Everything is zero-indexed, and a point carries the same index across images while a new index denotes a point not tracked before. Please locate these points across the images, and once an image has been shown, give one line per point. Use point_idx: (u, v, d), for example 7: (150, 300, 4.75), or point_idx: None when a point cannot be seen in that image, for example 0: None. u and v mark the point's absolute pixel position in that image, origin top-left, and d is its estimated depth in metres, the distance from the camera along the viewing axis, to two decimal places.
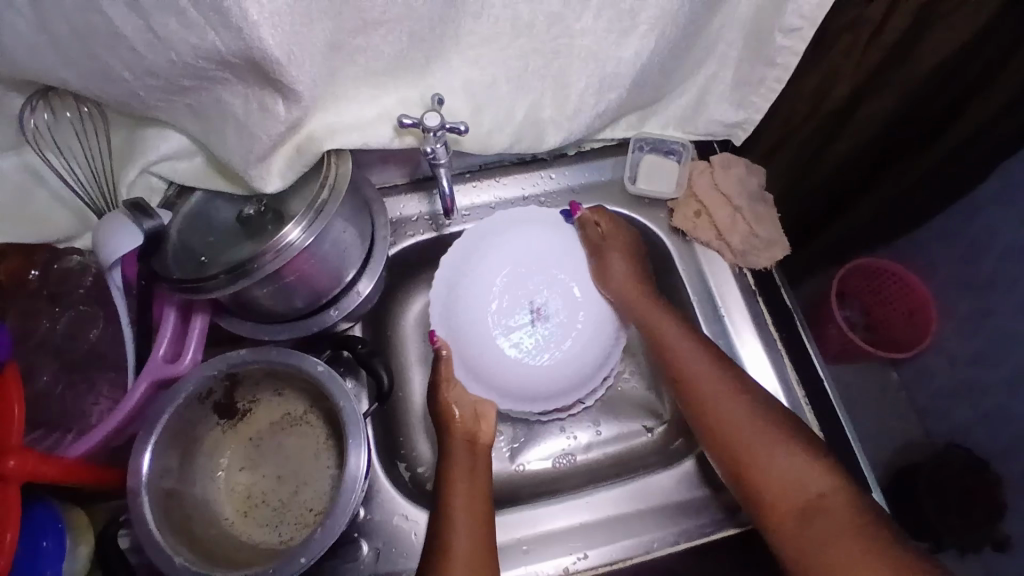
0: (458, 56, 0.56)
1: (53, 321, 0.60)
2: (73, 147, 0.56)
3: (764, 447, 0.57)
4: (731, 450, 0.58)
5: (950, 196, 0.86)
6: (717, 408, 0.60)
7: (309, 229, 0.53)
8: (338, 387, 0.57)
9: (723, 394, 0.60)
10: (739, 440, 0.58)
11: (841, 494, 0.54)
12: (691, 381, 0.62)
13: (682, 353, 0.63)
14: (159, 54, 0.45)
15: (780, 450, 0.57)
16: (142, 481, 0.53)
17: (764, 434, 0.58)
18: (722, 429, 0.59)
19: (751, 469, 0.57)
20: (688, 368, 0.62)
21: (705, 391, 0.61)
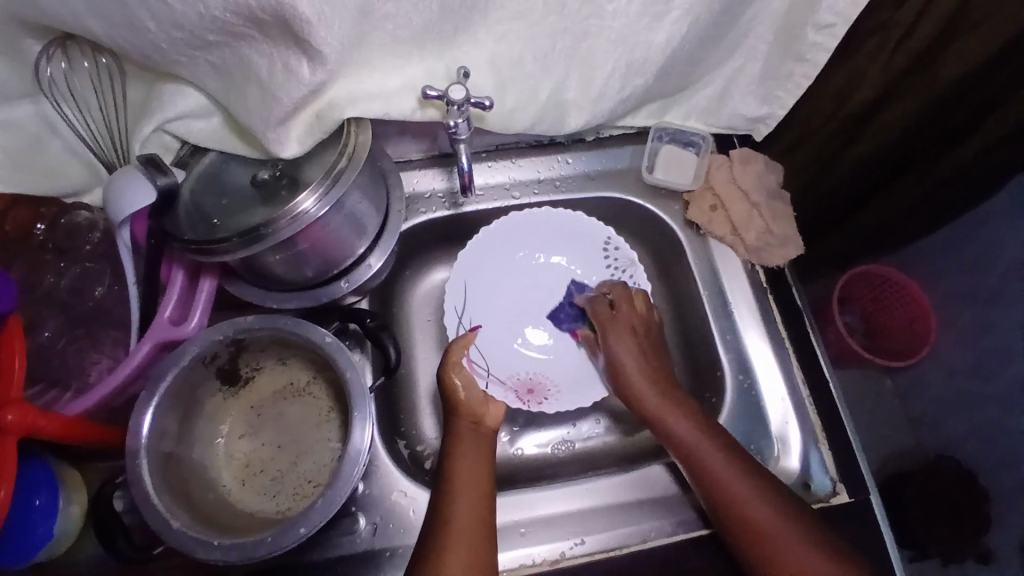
0: (486, 31, 0.55)
1: (58, 275, 0.60)
2: (89, 100, 0.55)
3: (778, 534, 0.55)
4: (750, 534, 0.55)
5: (957, 208, 0.85)
6: (726, 482, 0.57)
7: (325, 198, 0.52)
8: (345, 360, 0.56)
9: (728, 466, 0.58)
10: (755, 523, 0.55)
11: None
12: (703, 467, 0.58)
13: (691, 440, 0.59)
14: (186, 5, 0.44)
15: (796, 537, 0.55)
16: (141, 443, 0.53)
17: (780, 521, 0.55)
18: (739, 514, 0.56)
19: (769, 556, 0.55)
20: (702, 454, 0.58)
21: (713, 466, 0.58)
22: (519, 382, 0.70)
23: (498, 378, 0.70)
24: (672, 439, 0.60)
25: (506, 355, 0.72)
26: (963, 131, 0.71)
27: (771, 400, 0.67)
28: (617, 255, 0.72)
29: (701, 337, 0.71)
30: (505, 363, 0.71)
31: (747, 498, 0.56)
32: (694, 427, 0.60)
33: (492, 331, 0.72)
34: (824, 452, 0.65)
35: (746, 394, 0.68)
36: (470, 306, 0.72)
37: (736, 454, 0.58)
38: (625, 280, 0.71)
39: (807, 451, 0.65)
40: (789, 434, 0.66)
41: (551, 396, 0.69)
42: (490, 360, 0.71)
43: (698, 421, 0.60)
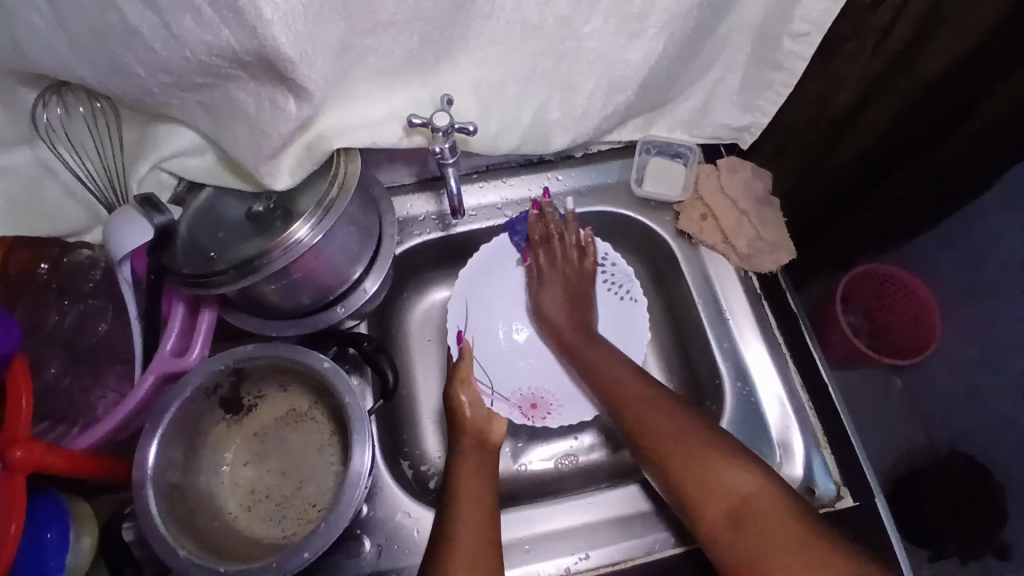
0: (468, 57, 0.56)
1: (61, 314, 0.61)
2: (85, 143, 0.57)
3: (709, 457, 0.55)
4: (682, 463, 0.56)
5: (955, 204, 0.85)
6: (660, 417, 0.59)
7: (317, 226, 0.53)
8: (343, 383, 0.57)
9: (663, 405, 0.60)
10: (687, 450, 0.56)
11: (777, 499, 0.52)
12: (636, 408, 0.61)
13: (630, 384, 0.63)
14: (173, 51, 0.45)
15: (727, 458, 0.55)
16: (147, 474, 0.54)
17: (707, 446, 0.56)
18: (665, 445, 0.58)
19: (699, 479, 0.55)
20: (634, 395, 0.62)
21: (647, 405, 0.61)
22: (522, 397, 0.71)
23: (501, 394, 0.71)
24: (607, 386, 0.64)
25: (513, 370, 0.73)
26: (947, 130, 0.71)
27: (771, 406, 0.67)
28: (615, 271, 0.73)
29: (698, 346, 0.72)
30: (508, 379, 0.72)
31: (677, 431, 0.58)
32: (629, 371, 0.64)
33: (495, 344, 0.74)
34: (826, 457, 0.65)
35: (746, 402, 0.67)
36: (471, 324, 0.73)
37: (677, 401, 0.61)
38: (622, 294, 0.73)
39: (809, 456, 0.65)
40: (791, 440, 0.66)
41: (554, 411, 0.70)
42: (493, 376, 0.72)
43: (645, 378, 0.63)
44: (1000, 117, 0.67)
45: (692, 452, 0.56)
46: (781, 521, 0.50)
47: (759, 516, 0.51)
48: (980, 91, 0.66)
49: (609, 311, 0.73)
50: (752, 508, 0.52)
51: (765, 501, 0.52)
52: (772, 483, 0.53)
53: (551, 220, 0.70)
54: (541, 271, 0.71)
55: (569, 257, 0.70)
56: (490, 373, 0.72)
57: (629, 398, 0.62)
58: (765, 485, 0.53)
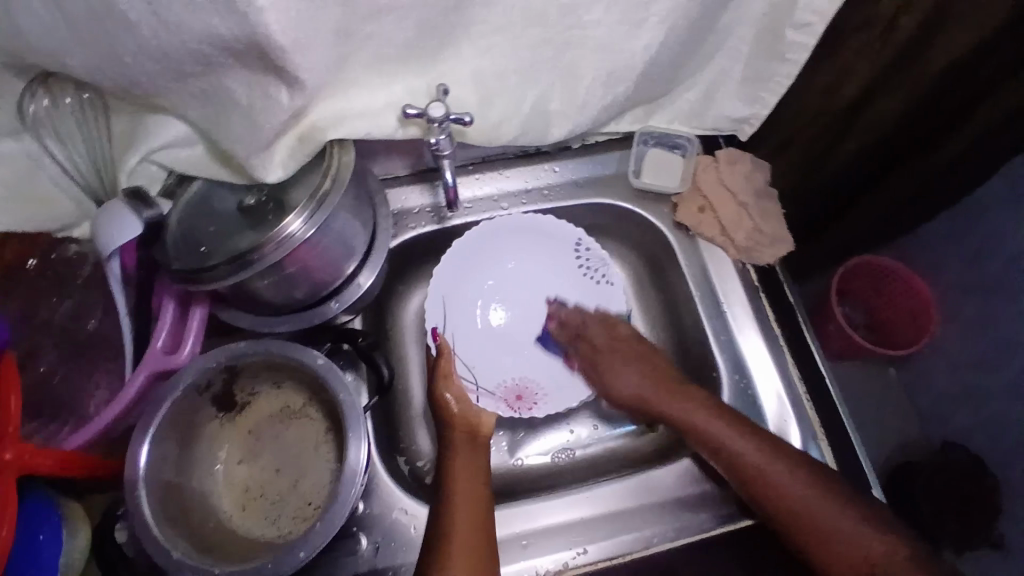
0: (466, 45, 0.55)
1: (52, 308, 0.60)
2: (73, 134, 0.56)
3: (828, 519, 0.55)
4: (812, 527, 0.55)
5: (949, 200, 0.86)
6: (770, 474, 0.58)
7: (311, 220, 0.52)
8: (338, 380, 0.56)
9: (773, 462, 0.58)
10: (811, 511, 0.56)
11: (906, 562, 0.53)
12: (747, 468, 0.58)
13: (733, 447, 0.59)
14: (162, 38, 0.44)
15: (856, 520, 0.55)
16: (139, 473, 0.53)
17: (825, 506, 0.56)
18: (783, 503, 0.57)
19: (815, 540, 0.55)
20: (742, 459, 0.59)
21: (755, 462, 0.58)
22: (507, 389, 0.69)
23: (486, 389, 0.69)
24: (709, 444, 0.60)
25: (491, 360, 0.71)
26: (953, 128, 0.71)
27: (769, 398, 0.67)
28: (589, 256, 0.72)
29: (697, 339, 0.71)
30: (492, 372, 0.70)
31: (791, 492, 0.57)
32: (734, 432, 0.60)
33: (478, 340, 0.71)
34: (823, 448, 0.65)
35: (744, 394, 0.67)
36: (450, 323, 0.71)
37: (792, 455, 0.58)
38: (598, 279, 0.72)
39: (807, 448, 0.65)
40: (789, 433, 0.66)
41: (541, 400, 0.68)
42: (476, 371, 0.70)
43: (755, 433, 0.60)
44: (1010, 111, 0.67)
45: (817, 517, 0.55)
46: None
47: None
48: (990, 88, 0.65)
49: (585, 298, 0.72)
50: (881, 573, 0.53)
51: (897, 563, 0.53)
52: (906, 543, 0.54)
53: (566, 317, 0.71)
54: (589, 362, 0.69)
55: (618, 331, 0.69)
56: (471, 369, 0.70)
57: (737, 459, 0.59)
58: (891, 546, 0.54)
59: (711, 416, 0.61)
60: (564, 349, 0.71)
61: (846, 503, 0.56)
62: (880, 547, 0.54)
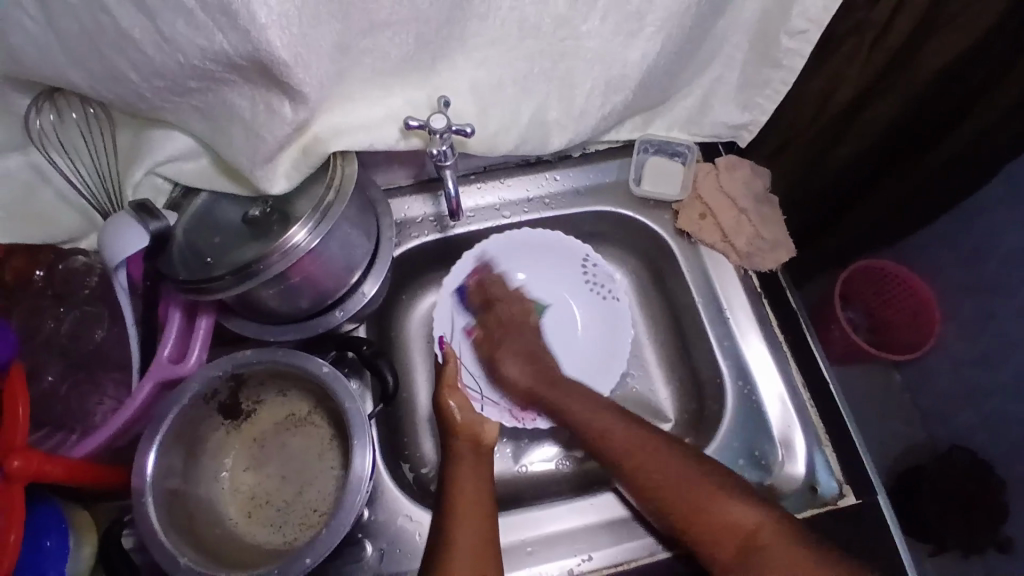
0: (464, 57, 0.56)
1: (57, 320, 0.60)
2: (79, 148, 0.57)
3: (705, 491, 0.57)
4: (682, 504, 0.57)
5: (943, 206, 0.86)
6: (649, 457, 0.60)
7: (315, 230, 0.52)
8: (342, 388, 0.57)
9: (652, 443, 0.60)
10: (688, 489, 0.57)
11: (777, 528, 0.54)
12: (620, 456, 0.61)
13: (613, 432, 0.62)
14: (166, 55, 0.45)
15: (728, 493, 0.57)
16: (146, 481, 0.53)
17: (703, 481, 0.57)
18: (653, 483, 0.59)
19: (694, 518, 0.56)
20: (625, 445, 0.61)
21: (636, 448, 0.60)
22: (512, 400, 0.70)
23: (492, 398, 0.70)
24: (595, 437, 0.62)
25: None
26: (944, 132, 0.72)
27: (772, 404, 0.67)
28: (597, 271, 0.74)
29: (699, 346, 0.71)
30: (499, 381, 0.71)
31: (669, 469, 0.59)
32: (620, 423, 0.62)
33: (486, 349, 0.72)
34: (828, 454, 0.65)
35: (747, 400, 0.67)
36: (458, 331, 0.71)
37: (671, 440, 0.61)
38: (606, 295, 0.74)
39: (811, 454, 0.65)
40: (793, 439, 0.66)
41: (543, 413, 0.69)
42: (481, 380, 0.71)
43: (630, 421, 0.62)
44: (1001, 116, 0.67)
45: (697, 491, 0.57)
46: (796, 552, 0.53)
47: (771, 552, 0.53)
48: (982, 89, 0.66)
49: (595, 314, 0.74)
50: (760, 543, 0.54)
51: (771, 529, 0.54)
52: (778, 514, 0.55)
53: (488, 279, 0.71)
54: (494, 339, 0.69)
55: (507, 313, 0.70)
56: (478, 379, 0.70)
57: (616, 444, 0.61)
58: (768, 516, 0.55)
59: (593, 407, 0.64)
60: (475, 315, 0.72)
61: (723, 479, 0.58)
62: (755, 517, 0.55)
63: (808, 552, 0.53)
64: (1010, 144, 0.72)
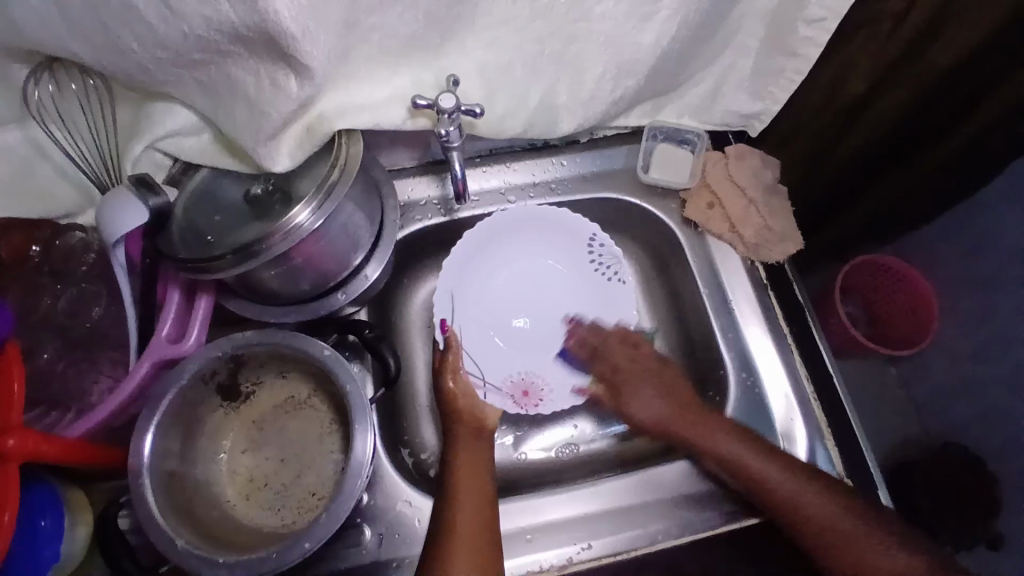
0: (474, 36, 0.54)
1: (55, 297, 0.59)
2: (78, 121, 0.55)
3: (844, 530, 0.57)
4: (818, 534, 0.58)
5: (944, 200, 0.86)
6: (787, 488, 0.59)
7: (318, 211, 0.51)
8: (343, 371, 0.56)
9: (786, 472, 0.59)
10: (846, 548, 0.57)
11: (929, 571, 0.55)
12: (757, 483, 0.60)
13: (746, 458, 0.60)
14: (169, 25, 0.43)
15: (888, 543, 0.56)
16: (144, 462, 0.52)
17: (843, 518, 0.57)
18: (793, 511, 0.59)
19: (838, 553, 0.57)
20: (755, 472, 0.60)
21: (771, 477, 0.59)
22: (514, 384, 0.69)
23: (493, 384, 0.69)
24: (730, 464, 0.61)
25: (500, 357, 0.71)
26: (948, 129, 0.71)
27: (775, 398, 0.67)
28: (603, 253, 0.71)
29: (703, 337, 0.71)
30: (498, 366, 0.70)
31: (807, 500, 0.58)
32: (748, 448, 0.61)
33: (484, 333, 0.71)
34: (830, 449, 0.65)
35: (749, 392, 0.67)
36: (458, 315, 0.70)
37: (803, 465, 0.60)
38: (609, 277, 0.71)
39: (813, 446, 0.65)
40: (794, 431, 0.66)
41: (546, 397, 0.69)
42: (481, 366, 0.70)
43: (758, 445, 0.61)
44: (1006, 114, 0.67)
45: (834, 526, 0.57)
46: None
47: None
48: (988, 87, 0.65)
49: (598, 295, 0.71)
50: None
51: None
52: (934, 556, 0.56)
53: (582, 334, 0.70)
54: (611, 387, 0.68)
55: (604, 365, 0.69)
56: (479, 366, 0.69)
57: (753, 473, 0.60)
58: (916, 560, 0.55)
59: (728, 438, 0.62)
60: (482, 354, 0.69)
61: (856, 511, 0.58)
62: (913, 563, 0.55)
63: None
64: (1014, 142, 0.71)
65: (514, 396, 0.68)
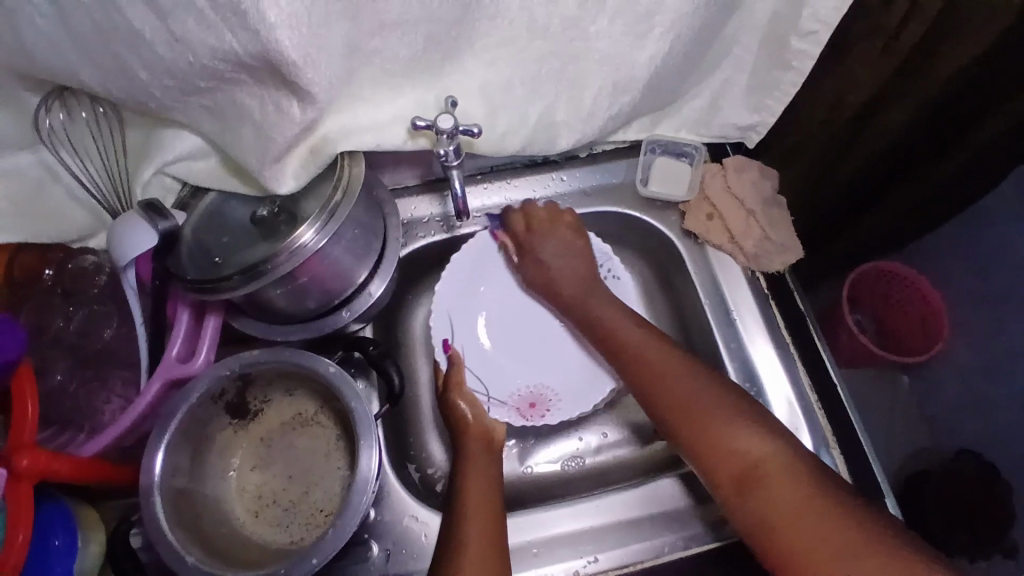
0: (473, 58, 0.56)
1: (67, 318, 0.61)
2: (89, 147, 0.57)
3: (719, 418, 0.57)
4: (684, 417, 0.59)
5: (950, 211, 0.87)
6: (667, 372, 0.61)
7: (323, 230, 0.53)
8: (350, 389, 0.57)
9: (673, 360, 0.62)
10: (694, 417, 0.58)
11: (786, 463, 0.54)
12: (641, 364, 0.62)
13: (630, 341, 0.64)
14: (176, 54, 0.45)
15: (741, 424, 0.57)
16: (154, 480, 0.53)
17: (718, 408, 0.58)
18: (668, 396, 0.60)
19: (706, 446, 0.57)
20: (639, 352, 0.63)
21: (656, 361, 0.62)
22: (520, 398, 0.69)
23: (498, 399, 0.69)
24: (614, 344, 0.65)
25: (505, 372, 0.71)
26: (950, 145, 0.72)
27: (780, 407, 0.67)
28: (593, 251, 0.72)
29: (705, 348, 0.71)
30: (503, 381, 0.70)
31: (680, 382, 0.60)
32: (633, 331, 0.65)
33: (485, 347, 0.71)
34: (836, 458, 0.65)
35: (754, 402, 0.67)
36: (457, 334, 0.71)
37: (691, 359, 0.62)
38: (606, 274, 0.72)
39: (819, 457, 0.65)
40: (801, 441, 0.65)
41: (553, 407, 0.68)
42: (486, 380, 0.70)
43: (646, 332, 0.64)
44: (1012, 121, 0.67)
45: (704, 411, 0.58)
46: (797, 496, 0.53)
47: (775, 487, 0.54)
48: (993, 99, 0.66)
49: None
50: (764, 476, 0.54)
51: (780, 467, 0.54)
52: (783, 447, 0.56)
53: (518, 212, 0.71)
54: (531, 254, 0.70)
55: (563, 237, 0.69)
56: (483, 379, 0.70)
57: (637, 355, 0.63)
58: (777, 450, 0.55)
59: (620, 320, 0.66)
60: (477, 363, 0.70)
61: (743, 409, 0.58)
62: (766, 453, 0.55)
63: (809, 504, 0.52)
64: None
65: (522, 412, 0.69)
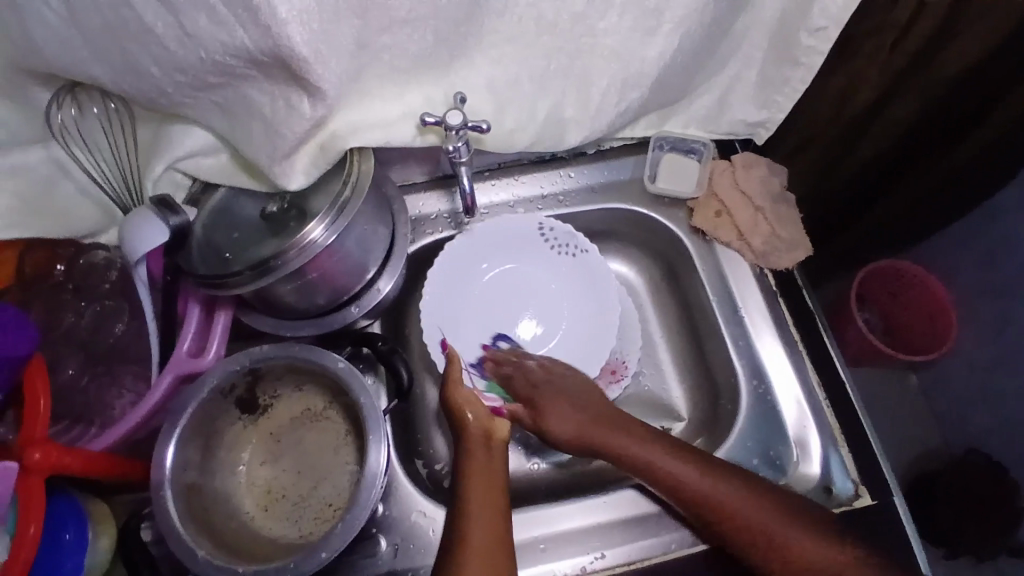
0: (481, 54, 0.56)
1: (78, 314, 0.62)
2: (100, 142, 0.57)
3: (756, 517, 0.57)
4: (721, 520, 0.58)
5: (954, 211, 0.87)
6: (687, 482, 0.59)
7: (332, 226, 0.53)
8: (360, 385, 0.57)
9: (691, 472, 0.59)
10: (725, 522, 0.58)
11: (823, 547, 0.56)
12: (671, 484, 0.59)
13: (661, 466, 0.60)
14: (187, 50, 0.45)
15: (780, 521, 0.57)
16: (165, 474, 0.54)
17: (748, 502, 0.58)
18: (704, 506, 0.58)
19: (746, 540, 0.58)
20: (667, 477, 0.59)
21: (681, 483, 0.59)
22: None
23: None
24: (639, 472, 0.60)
25: None
26: (955, 140, 0.72)
27: (788, 404, 0.67)
28: (557, 235, 0.72)
29: (713, 345, 0.71)
30: None
31: (711, 493, 0.58)
32: (655, 452, 0.60)
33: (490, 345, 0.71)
34: (844, 455, 0.65)
35: (761, 400, 0.67)
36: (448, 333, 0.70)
37: (717, 465, 0.60)
38: (573, 251, 0.72)
39: (827, 455, 0.65)
40: (809, 441, 0.65)
41: None
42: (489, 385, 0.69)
43: (671, 453, 0.60)
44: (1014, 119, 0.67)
45: (738, 512, 0.58)
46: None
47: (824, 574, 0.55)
48: (1000, 92, 0.65)
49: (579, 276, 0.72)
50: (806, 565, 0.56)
51: (820, 554, 0.56)
52: (817, 531, 0.57)
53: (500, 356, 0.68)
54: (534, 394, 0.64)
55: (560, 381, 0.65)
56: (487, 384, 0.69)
57: (670, 484, 0.59)
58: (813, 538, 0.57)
59: (641, 444, 0.61)
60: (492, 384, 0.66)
61: (770, 497, 0.58)
62: (804, 541, 0.56)
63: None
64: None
65: None
